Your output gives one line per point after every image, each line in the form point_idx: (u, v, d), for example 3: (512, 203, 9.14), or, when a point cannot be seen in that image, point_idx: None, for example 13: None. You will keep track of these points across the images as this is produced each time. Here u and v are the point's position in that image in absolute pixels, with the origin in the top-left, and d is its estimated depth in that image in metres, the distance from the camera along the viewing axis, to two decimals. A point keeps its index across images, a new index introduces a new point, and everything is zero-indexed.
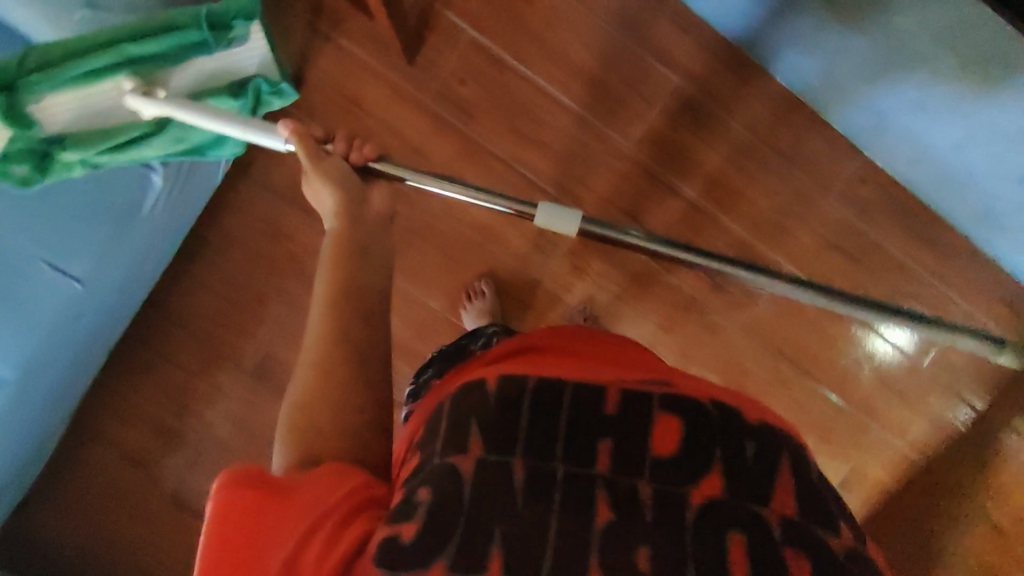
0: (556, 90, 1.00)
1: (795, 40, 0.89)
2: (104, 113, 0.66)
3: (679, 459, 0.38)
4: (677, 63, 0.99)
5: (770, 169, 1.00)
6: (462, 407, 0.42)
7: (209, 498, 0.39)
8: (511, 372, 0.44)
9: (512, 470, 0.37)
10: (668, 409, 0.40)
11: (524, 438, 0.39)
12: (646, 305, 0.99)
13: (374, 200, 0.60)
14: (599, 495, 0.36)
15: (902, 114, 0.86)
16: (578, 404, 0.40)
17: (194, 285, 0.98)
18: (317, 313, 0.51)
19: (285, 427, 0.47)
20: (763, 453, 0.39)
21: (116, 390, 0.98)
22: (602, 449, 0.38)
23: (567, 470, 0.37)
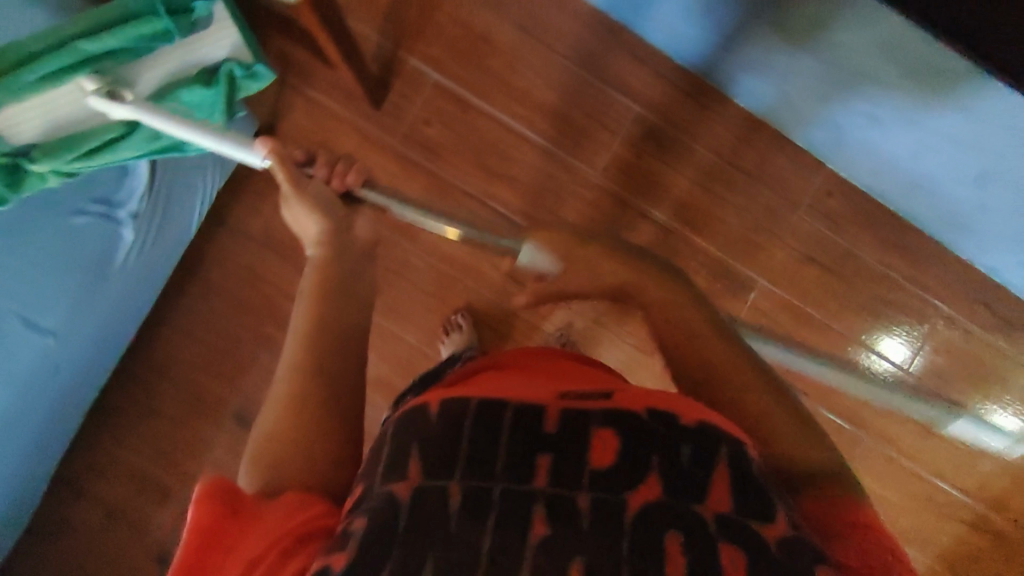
0: (522, 125, 1.03)
1: (749, 65, 0.91)
2: (69, 116, 0.62)
3: (616, 469, 0.38)
4: (638, 94, 1.02)
5: (737, 188, 1.02)
6: (405, 433, 0.42)
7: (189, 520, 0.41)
8: (453, 397, 0.44)
9: (449, 496, 0.37)
10: (607, 423, 0.40)
11: (464, 461, 0.39)
12: (625, 329, 1.00)
13: (359, 227, 0.61)
14: (535, 510, 0.36)
15: (860, 127, 0.87)
16: (518, 423, 0.40)
17: (176, 337, 1.00)
18: (293, 344, 0.52)
19: (249, 459, 0.47)
20: (699, 456, 0.39)
21: (102, 447, 0.99)
22: (540, 465, 0.38)
23: (505, 490, 0.37)
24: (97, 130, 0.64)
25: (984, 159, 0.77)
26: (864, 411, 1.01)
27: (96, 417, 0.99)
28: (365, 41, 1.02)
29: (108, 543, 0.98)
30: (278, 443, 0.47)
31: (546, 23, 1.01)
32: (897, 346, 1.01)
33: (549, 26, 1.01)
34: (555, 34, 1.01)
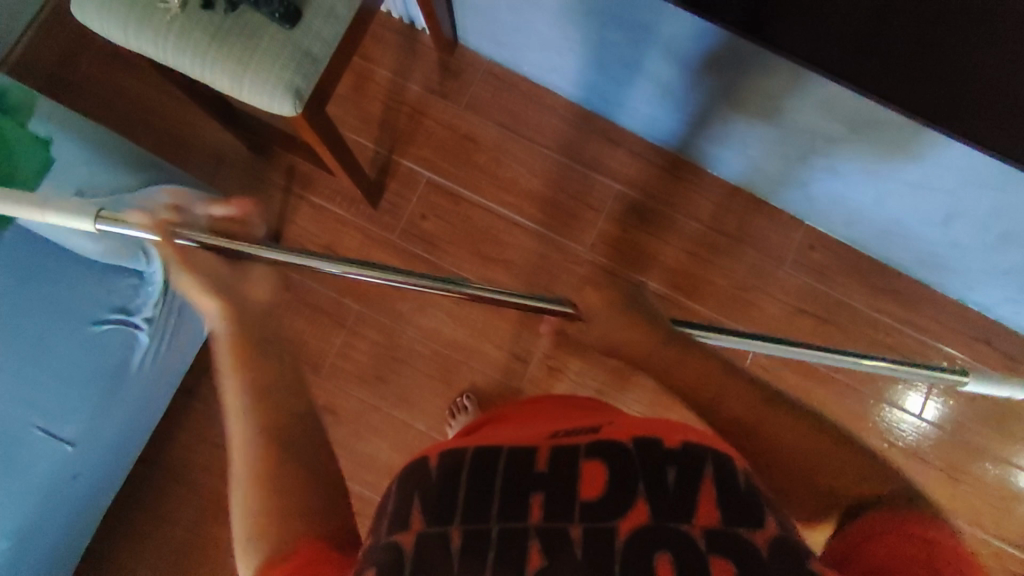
0: (512, 212, 1.09)
1: (712, 137, 0.98)
2: None
3: (604, 500, 0.38)
4: (617, 173, 1.09)
5: (723, 252, 1.06)
6: (407, 486, 0.43)
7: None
8: (451, 448, 0.45)
9: (450, 539, 0.38)
10: (593, 456, 0.41)
11: (463, 505, 0.40)
12: (633, 394, 1.00)
13: (255, 286, 0.59)
14: (530, 545, 0.37)
15: (823, 182, 0.92)
16: (511, 468, 0.41)
17: (191, 441, 1.02)
18: (236, 415, 0.51)
19: (240, 559, 0.45)
20: (684, 473, 0.39)
21: (118, 563, 0.99)
22: (534, 503, 0.39)
23: (502, 529, 0.38)
24: None
25: (942, 198, 0.81)
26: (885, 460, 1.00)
27: (110, 531, 1.00)
28: (361, 150, 1.11)
29: None
30: (259, 520, 0.45)
31: (526, 120, 1.11)
32: (908, 394, 1.01)
33: (529, 122, 1.10)
34: (535, 129, 1.10)
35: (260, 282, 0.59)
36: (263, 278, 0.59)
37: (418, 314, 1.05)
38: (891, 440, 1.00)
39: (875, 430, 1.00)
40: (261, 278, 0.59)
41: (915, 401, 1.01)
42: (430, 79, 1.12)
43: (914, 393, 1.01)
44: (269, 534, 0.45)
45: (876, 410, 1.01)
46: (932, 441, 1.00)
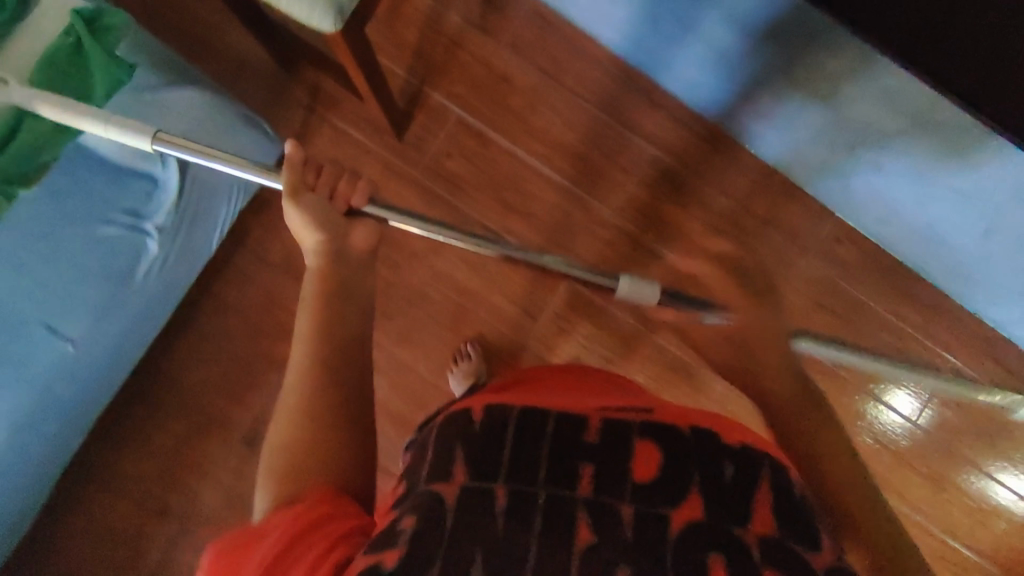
0: (540, 162, 1.06)
1: (758, 113, 0.94)
2: None
3: (657, 484, 0.37)
4: (654, 136, 1.05)
5: (749, 234, 1.03)
6: (448, 434, 0.41)
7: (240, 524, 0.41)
8: (496, 403, 0.43)
9: (494, 497, 0.37)
10: (647, 437, 0.40)
11: (508, 464, 0.38)
12: (636, 365, 1.01)
13: (356, 237, 0.57)
14: (578, 517, 0.36)
15: (865, 176, 0.89)
16: (558, 433, 0.40)
17: (192, 353, 1.02)
18: (298, 352, 0.50)
19: (259, 491, 0.44)
20: (741, 472, 0.39)
21: (109, 464, 1.00)
22: (583, 475, 0.38)
23: (550, 495, 0.37)
24: None
25: (988, 211, 0.79)
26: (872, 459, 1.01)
27: (103, 432, 1.00)
28: (391, 76, 1.06)
29: (108, 564, 0.97)
30: (289, 459, 0.44)
31: (567, 67, 1.05)
32: (898, 394, 1.01)
33: (570, 71, 1.05)
34: (576, 78, 1.05)
35: (363, 236, 0.57)
36: (368, 228, 0.58)
37: (434, 257, 1.03)
38: (875, 437, 1.01)
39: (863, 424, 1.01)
40: (363, 231, 0.57)
41: (897, 397, 1.01)
42: (471, 10, 1.06)
43: (903, 392, 1.01)
44: (292, 473, 0.44)
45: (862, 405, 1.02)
46: (921, 448, 1.01)
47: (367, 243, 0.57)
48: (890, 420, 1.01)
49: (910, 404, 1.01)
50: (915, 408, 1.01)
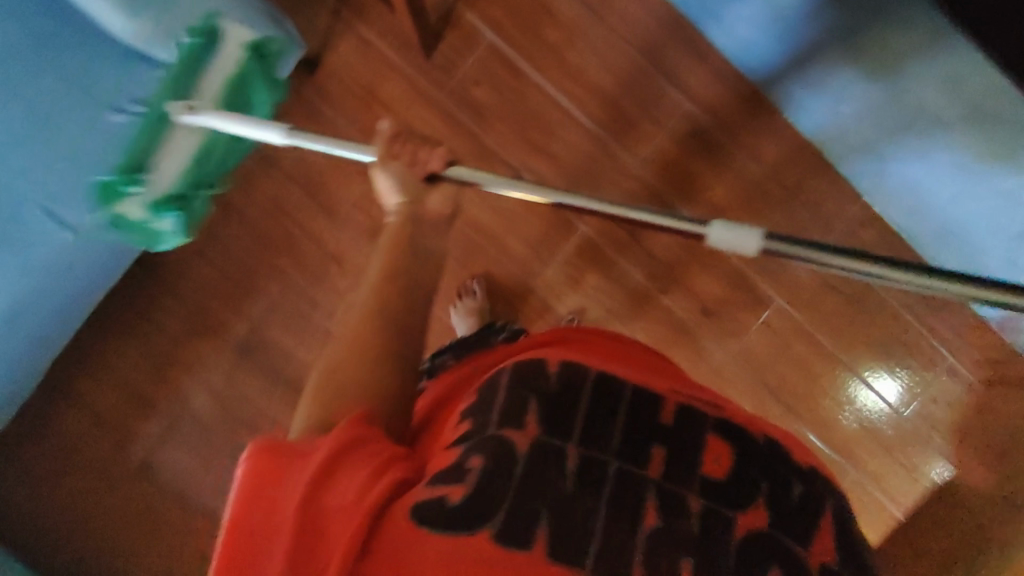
0: (571, 102, 1.01)
1: (805, 80, 0.89)
2: (175, 153, 0.76)
3: (726, 483, 0.41)
4: (693, 90, 1.00)
5: (775, 206, 0.99)
6: (518, 379, 0.44)
7: (248, 453, 0.37)
8: (568, 359, 0.46)
9: (566, 458, 0.40)
10: (720, 434, 0.43)
11: (581, 430, 0.41)
12: (639, 324, 1.00)
13: (431, 202, 0.61)
14: (647, 500, 0.39)
15: (905, 164, 0.85)
16: (634, 409, 0.43)
17: (192, 254, 1.00)
18: (368, 291, 0.53)
19: (302, 408, 0.45)
20: (808, 495, 0.42)
21: (103, 355, 0.99)
22: (654, 456, 0.41)
23: (620, 469, 0.40)
24: (194, 154, 0.78)
25: None
26: (859, 446, 0.99)
27: (99, 323, 0.99)
28: None
29: (98, 450, 0.99)
30: (338, 378, 0.46)
31: (613, 4, 0.99)
32: (880, 375, 0.99)
33: (616, 8, 0.99)
34: (621, 17, 0.99)
35: (439, 202, 0.61)
36: (443, 194, 0.61)
37: None
38: (854, 416, 0.99)
39: (839, 399, 1.00)
40: (440, 193, 0.61)
41: (879, 376, 0.99)
42: None
43: (884, 374, 0.99)
44: (339, 395, 0.44)
45: (841, 378, 0.99)
46: (903, 434, 0.99)
47: (441, 206, 0.61)
48: (867, 398, 0.99)
49: (891, 386, 0.99)
50: (896, 391, 0.99)
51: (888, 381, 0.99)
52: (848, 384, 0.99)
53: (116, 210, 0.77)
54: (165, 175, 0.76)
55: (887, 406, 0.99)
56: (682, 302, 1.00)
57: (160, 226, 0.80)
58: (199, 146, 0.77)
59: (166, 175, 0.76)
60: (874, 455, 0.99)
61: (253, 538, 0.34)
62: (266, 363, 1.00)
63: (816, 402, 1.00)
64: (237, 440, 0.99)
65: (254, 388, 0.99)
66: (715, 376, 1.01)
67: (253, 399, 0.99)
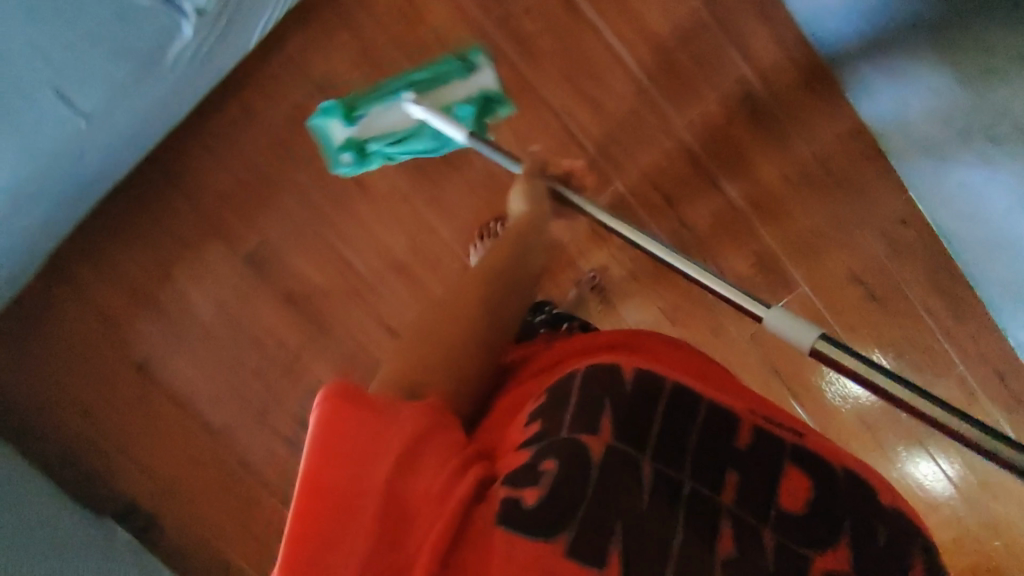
0: (623, 48, 0.95)
1: (883, 64, 0.85)
2: (389, 120, 0.89)
3: (802, 517, 0.43)
4: (754, 55, 0.94)
5: (817, 190, 0.96)
6: (593, 382, 0.46)
7: (321, 403, 0.39)
8: (644, 368, 0.48)
9: (642, 469, 0.43)
10: (799, 466, 0.45)
11: (654, 444, 0.44)
12: (661, 291, 0.99)
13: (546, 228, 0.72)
14: (723, 526, 0.42)
15: (965, 167, 0.82)
16: (708, 429, 0.46)
17: (208, 157, 0.95)
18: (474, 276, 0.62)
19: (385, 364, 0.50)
20: (891, 540, 0.43)
21: (108, 248, 0.96)
22: (729, 482, 0.44)
23: (694, 490, 0.43)
24: (398, 129, 0.89)
25: None
26: (848, 433, 1.01)
27: (105, 214, 0.95)
28: None
29: (96, 345, 0.97)
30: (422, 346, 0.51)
31: None
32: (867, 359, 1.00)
33: None
34: None
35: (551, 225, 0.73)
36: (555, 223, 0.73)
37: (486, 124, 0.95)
38: (842, 398, 1.01)
39: (826, 380, 1.01)
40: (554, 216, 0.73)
41: None
42: None
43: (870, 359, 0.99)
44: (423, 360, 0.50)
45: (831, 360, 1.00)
46: (893, 426, 1.01)
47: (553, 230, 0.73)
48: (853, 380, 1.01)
49: None
50: None
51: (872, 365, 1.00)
52: (836, 367, 1.00)
53: (325, 126, 0.90)
54: (373, 127, 0.89)
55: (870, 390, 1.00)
56: None
57: (340, 158, 0.90)
58: (406, 128, 0.88)
59: (375, 125, 0.89)
60: (858, 439, 1.01)
61: (336, 507, 0.36)
62: (277, 280, 0.97)
63: (819, 391, 1.01)
64: (243, 352, 0.98)
65: (262, 303, 0.97)
66: (727, 353, 1.00)
67: (261, 313, 0.98)
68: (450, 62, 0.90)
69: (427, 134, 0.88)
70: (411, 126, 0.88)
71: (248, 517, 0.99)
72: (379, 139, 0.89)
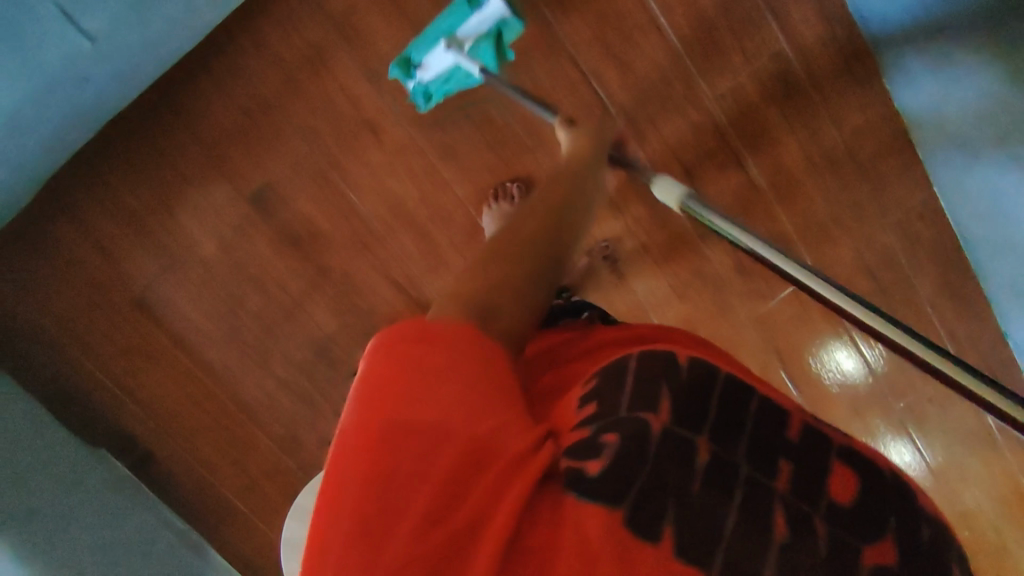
0: (659, 9, 0.90)
1: (926, 50, 0.82)
2: (438, 64, 0.86)
3: (852, 511, 0.42)
4: (794, 28, 0.90)
5: (839, 176, 0.94)
6: (648, 370, 0.46)
7: (404, 339, 0.40)
8: (698, 358, 0.49)
9: (695, 451, 0.41)
10: (845, 463, 0.45)
11: (710, 428, 0.43)
12: (673, 265, 0.98)
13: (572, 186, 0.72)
14: (776, 512, 0.40)
15: (992, 167, 0.80)
16: (760, 424, 0.45)
17: (213, 87, 0.90)
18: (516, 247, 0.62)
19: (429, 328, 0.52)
20: (938, 539, 0.42)
21: (107, 177, 0.91)
22: (782, 469, 0.43)
23: (749, 475, 0.42)
24: (453, 74, 0.87)
25: None
26: (839, 412, 1.03)
27: (100, 142, 0.90)
28: None
29: (91, 277, 0.94)
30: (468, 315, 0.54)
31: None
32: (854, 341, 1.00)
33: None
34: None
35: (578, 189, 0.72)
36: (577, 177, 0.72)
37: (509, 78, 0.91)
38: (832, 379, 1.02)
39: (816, 361, 1.01)
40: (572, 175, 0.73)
41: (854, 342, 1.00)
42: None
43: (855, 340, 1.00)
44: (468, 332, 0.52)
45: (823, 341, 1.01)
46: (886, 415, 1.03)
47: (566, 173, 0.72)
48: (841, 361, 1.01)
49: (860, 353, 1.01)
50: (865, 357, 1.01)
51: (858, 345, 1.00)
52: (826, 348, 1.01)
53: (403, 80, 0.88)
54: (429, 72, 0.87)
55: (857, 371, 1.01)
56: (721, 253, 0.97)
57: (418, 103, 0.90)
58: (453, 73, 0.86)
59: (430, 71, 0.87)
60: (847, 418, 1.03)
61: (416, 441, 0.37)
62: (284, 224, 0.95)
63: (816, 376, 1.02)
64: (246, 292, 0.97)
65: (264, 247, 0.96)
66: (730, 332, 1.00)
67: (264, 256, 0.96)
68: (456, 0, 0.84)
69: (463, 74, 0.87)
70: (449, 70, 0.86)
71: (239, 451, 1.03)
72: (438, 84, 0.88)
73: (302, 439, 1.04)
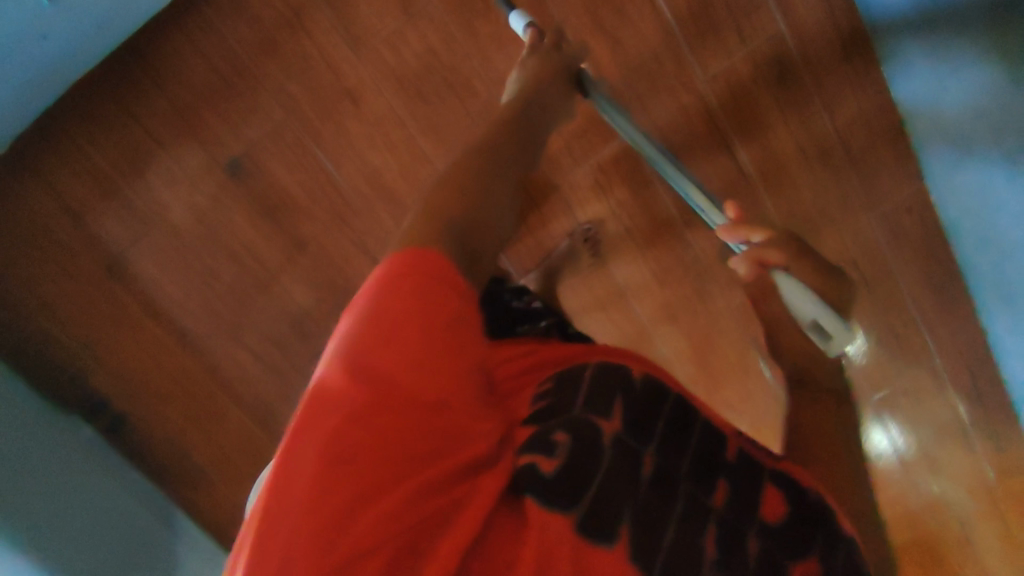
0: None
1: (929, 38, 0.78)
2: None
3: (778, 530, 0.44)
4: (795, 7, 0.86)
5: (828, 167, 0.92)
6: (606, 378, 0.47)
7: (394, 287, 0.37)
8: (654, 377, 0.50)
9: (642, 463, 0.43)
10: (776, 484, 0.47)
11: (658, 441, 0.45)
12: (653, 251, 0.96)
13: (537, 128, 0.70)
14: (709, 528, 0.42)
15: (992, 161, 0.77)
16: (704, 435, 0.49)
17: (184, 46, 0.85)
18: None
19: None
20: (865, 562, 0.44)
21: (72, 136, 0.87)
22: (719, 487, 0.45)
23: (688, 490, 0.44)
24: None
25: None
26: None
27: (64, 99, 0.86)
28: None
29: (58, 239, 0.92)
30: None
31: None
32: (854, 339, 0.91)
33: None
34: None
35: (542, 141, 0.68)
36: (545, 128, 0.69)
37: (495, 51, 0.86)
38: None
39: None
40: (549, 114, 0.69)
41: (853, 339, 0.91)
42: None
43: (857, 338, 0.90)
44: None
45: None
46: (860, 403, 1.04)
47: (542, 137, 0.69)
48: None
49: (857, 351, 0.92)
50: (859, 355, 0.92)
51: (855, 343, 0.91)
52: None
53: None
54: None
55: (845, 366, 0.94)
56: (703, 241, 0.94)
57: None
58: None
59: None
60: None
61: (400, 410, 0.35)
62: (261, 194, 0.93)
63: None
64: (220, 260, 0.95)
65: (239, 217, 0.94)
66: (709, 321, 0.99)
67: (239, 225, 0.94)
68: None
69: None
70: None
71: (210, 420, 1.03)
72: None
73: (275, 410, 1.05)
